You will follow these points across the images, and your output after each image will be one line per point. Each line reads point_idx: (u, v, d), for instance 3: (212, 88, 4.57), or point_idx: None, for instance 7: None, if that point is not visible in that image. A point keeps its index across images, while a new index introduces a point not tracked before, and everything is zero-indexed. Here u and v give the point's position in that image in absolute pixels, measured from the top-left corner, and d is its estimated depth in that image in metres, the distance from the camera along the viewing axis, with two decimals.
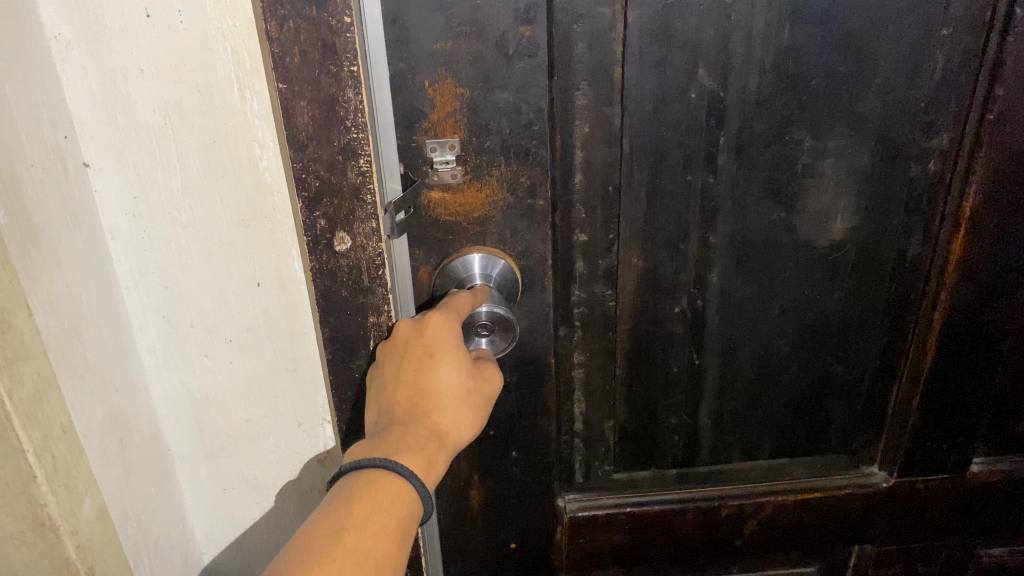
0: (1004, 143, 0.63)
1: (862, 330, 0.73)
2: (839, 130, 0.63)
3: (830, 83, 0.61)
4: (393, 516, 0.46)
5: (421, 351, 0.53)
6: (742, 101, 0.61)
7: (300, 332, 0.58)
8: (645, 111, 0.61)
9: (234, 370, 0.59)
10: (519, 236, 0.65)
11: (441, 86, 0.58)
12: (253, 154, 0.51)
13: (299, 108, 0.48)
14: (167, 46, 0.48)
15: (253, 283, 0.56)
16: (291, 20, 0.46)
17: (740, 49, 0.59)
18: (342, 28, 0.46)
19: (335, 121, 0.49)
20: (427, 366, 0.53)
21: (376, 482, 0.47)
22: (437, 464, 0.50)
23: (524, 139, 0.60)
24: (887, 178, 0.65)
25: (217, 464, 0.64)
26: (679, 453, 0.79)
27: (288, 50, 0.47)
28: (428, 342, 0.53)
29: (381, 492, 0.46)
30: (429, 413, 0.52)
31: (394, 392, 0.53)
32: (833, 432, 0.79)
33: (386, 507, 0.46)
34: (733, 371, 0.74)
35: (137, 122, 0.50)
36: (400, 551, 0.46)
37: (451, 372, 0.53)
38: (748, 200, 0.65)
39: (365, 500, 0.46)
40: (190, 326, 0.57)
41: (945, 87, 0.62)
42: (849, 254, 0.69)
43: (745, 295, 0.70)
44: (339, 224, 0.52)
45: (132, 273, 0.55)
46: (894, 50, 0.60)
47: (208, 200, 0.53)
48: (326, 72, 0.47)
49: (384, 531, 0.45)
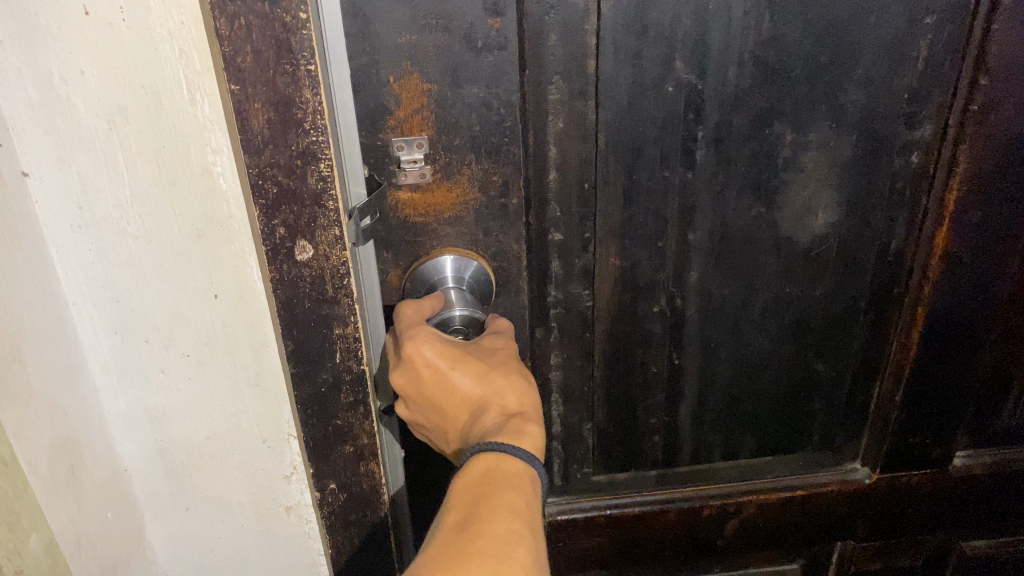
0: (989, 136, 0.61)
1: (845, 326, 0.71)
2: (820, 123, 0.61)
3: (811, 75, 0.59)
4: (496, 481, 0.48)
5: (434, 379, 0.52)
6: (720, 94, 0.59)
7: (263, 344, 0.55)
8: (621, 105, 0.59)
9: (193, 386, 0.57)
10: (492, 236, 0.62)
11: (407, 81, 0.55)
12: (207, 159, 0.48)
13: (254, 110, 0.46)
14: (110, 45, 0.45)
15: (211, 294, 0.53)
16: (242, 16, 0.43)
17: (718, 39, 0.57)
18: (297, 25, 0.44)
19: (293, 124, 0.46)
20: (451, 386, 0.52)
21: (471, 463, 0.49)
22: (530, 426, 0.52)
23: (496, 136, 0.58)
24: (869, 171, 0.63)
25: (179, 483, 0.61)
26: (660, 453, 0.77)
27: (240, 48, 0.44)
28: (433, 369, 0.52)
29: (475, 467, 0.49)
30: (486, 403, 0.53)
31: (450, 410, 0.54)
32: (815, 430, 0.78)
33: (482, 481, 0.48)
34: (714, 370, 0.72)
35: (80, 127, 0.47)
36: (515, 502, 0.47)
37: (470, 369, 0.53)
38: (727, 195, 0.63)
39: (464, 481, 0.48)
40: (145, 341, 0.54)
41: (928, 76, 0.60)
42: (831, 249, 0.67)
43: (726, 293, 0.68)
44: (300, 232, 0.50)
45: (81, 287, 0.52)
46: (877, 39, 0.58)
47: (160, 208, 0.50)
48: (280, 70, 0.45)
49: (486, 491, 0.47)
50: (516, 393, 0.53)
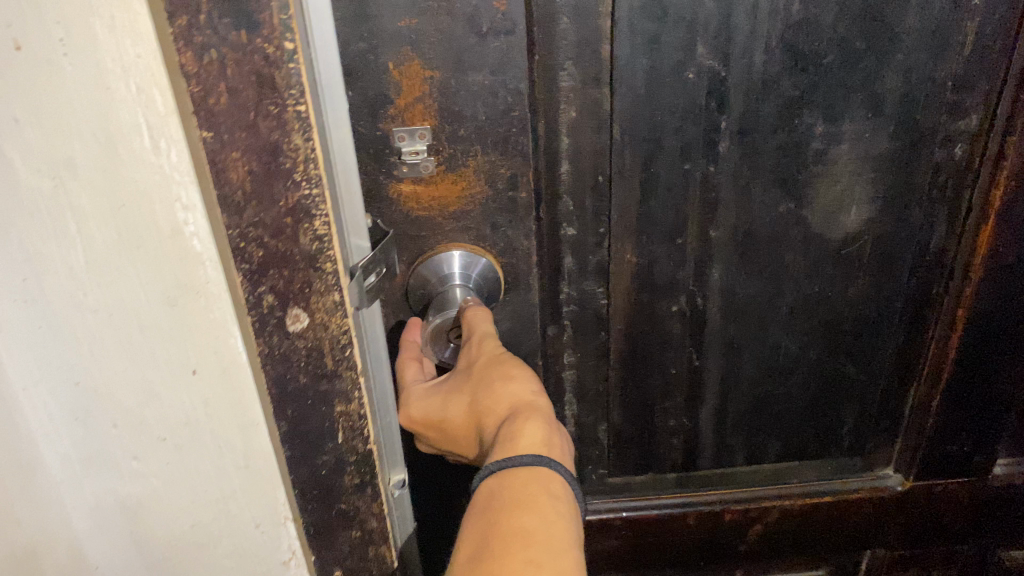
0: None
1: (878, 329, 0.67)
2: (854, 113, 0.56)
3: (846, 60, 0.54)
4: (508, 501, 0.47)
5: (430, 422, 0.57)
6: (746, 82, 0.54)
7: (251, 423, 0.49)
8: (637, 94, 0.54)
9: (172, 470, 0.50)
10: (501, 231, 0.59)
11: (408, 67, 0.52)
12: (178, 220, 0.41)
13: (234, 162, 0.39)
14: (41, 76, 0.37)
15: (188, 370, 0.46)
16: (213, 48, 0.36)
17: (744, 23, 0.52)
18: (281, 58, 0.36)
19: (280, 175, 0.39)
20: (447, 421, 0.56)
21: (485, 491, 0.49)
22: (525, 425, 0.51)
23: (503, 126, 0.55)
24: (908, 165, 0.59)
25: (163, 571, 0.55)
26: (680, 457, 0.73)
27: (212, 88, 0.37)
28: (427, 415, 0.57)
29: (487, 493, 0.49)
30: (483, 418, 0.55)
31: (460, 436, 0.57)
32: (845, 436, 0.73)
33: (494, 504, 0.48)
34: (737, 372, 0.68)
35: (17, 188, 0.40)
36: (530, 526, 0.46)
37: (459, 399, 0.56)
38: (753, 191, 0.59)
39: (478, 510, 0.48)
40: (111, 425, 0.48)
41: (975, 62, 0.55)
42: (865, 247, 0.62)
43: (750, 293, 0.64)
44: (292, 300, 0.43)
45: (31, 371, 0.45)
46: (919, 22, 0.53)
47: (125, 276, 0.43)
48: (262, 113, 0.37)
49: (501, 516, 0.46)
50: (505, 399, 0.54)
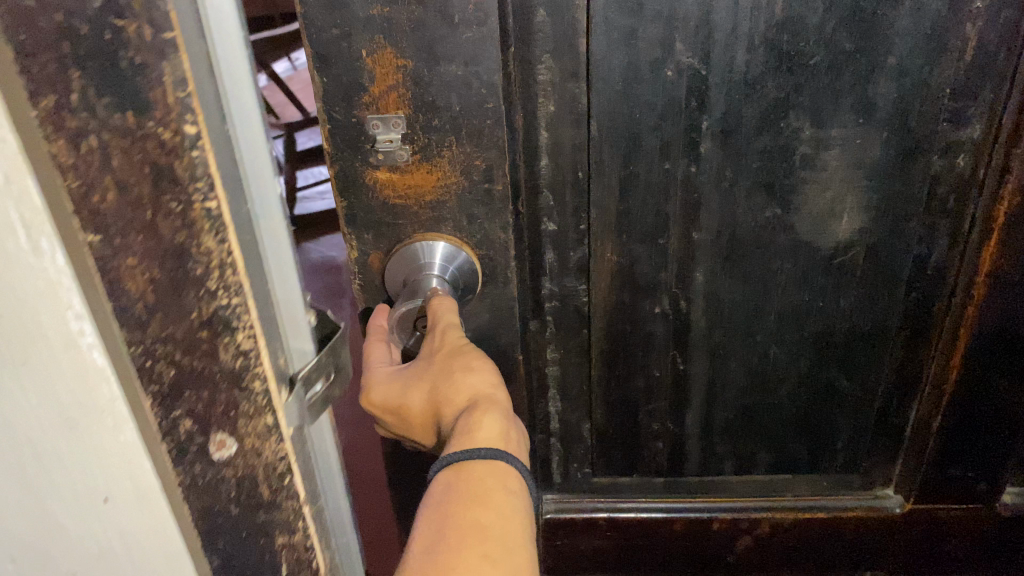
0: None
1: (873, 345, 0.64)
2: (844, 118, 0.54)
3: (833, 63, 0.52)
4: (475, 497, 0.47)
5: (391, 409, 0.57)
6: (727, 82, 0.53)
7: None
8: (614, 90, 0.53)
9: None
10: (477, 224, 0.58)
11: (381, 56, 0.52)
12: None
13: (128, 287, 0.26)
14: None
15: None
16: (102, 130, 0.25)
17: (725, 20, 0.50)
18: (181, 145, 0.27)
19: (192, 284, 0.29)
20: (406, 409, 0.56)
21: (453, 480, 0.48)
22: (481, 416, 0.51)
23: (478, 118, 0.54)
24: (903, 174, 0.56)
25: None
26: (666, 461, 0.72)
27: (98, 182, 0.24)
28: (387, 402, 0.57)
29: (457, 488, 0.47)
30: (443, 408, 0.54)
31: (421, 423, 0.57)
32: (838, 451, 0.71)
33: (462, 495, 0.47)
34: (723, 379, 0.66)
35: None
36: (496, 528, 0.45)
37: (420, 387, 0.56)
38: (737, 194, 0.57)
39: (445, 497, 0.47)
40: None
41: (976, 68, 0.52)
42: (858, 258, 0.60)
43: (736, 298, 0.62)
44: None
45: None
46: (912, 25, 0.50)
47: None
48: (162, 208, 0.27)
49: (470, 511, 0.46)
50: (463, 391, 0.54)
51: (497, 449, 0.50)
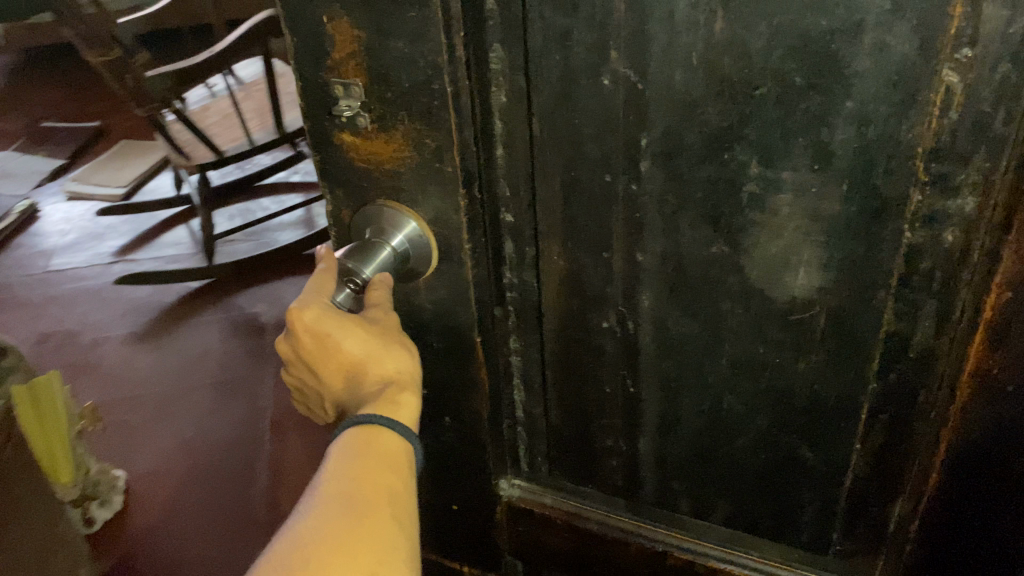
0: None
1: (840, 418, 0.57)
2: (797, 161, 0.47)
3: (783, 97, 0.45)
4: (387, 462, 0.51)
5: (314, 339, 0.55)
6: (666, 101, 0.48)
7: None
8: (554, 90, 0.51)
9: None
10: (431, 202, 0.58)
11: (339, 24, 0.53)
12: None
13: None
14: None
15: None
16: None
17: (661, 33, 0.46)
18: None
19: None
20: (328, 346, 0.55)
21: (373, 440, 0.51)
22: (404, 398, 0.56)
23: (425, 97, 0.53)
24: (868, 237, 0.48)
25: None
26: (621, 480, 0.70)
27: None
28: (314, 330, 0.54)
29: (380, 447, 0.51)
30: (365, 366, 0.57)
31: (326, 363, 0.56)
32: (804, 524, 0.64)
33: (380, 457, 0.51)
34: (675, 414, 0.62)
35: None
36: (401, 495, 0.50)
37: (358, 338, 0.56)
38: (680, 222, 0.53)
39: (370, 457, 0.50)
40: None
41: (963, 129, 0.43)
42: (818, 320, 0.53)
43: (685, 333, 0.57)
44: None
45: None
46: (875, 67, 0.43)
47: None
48: None
49: (388, 479, 0.50)
50: (392, 361, 0.58)
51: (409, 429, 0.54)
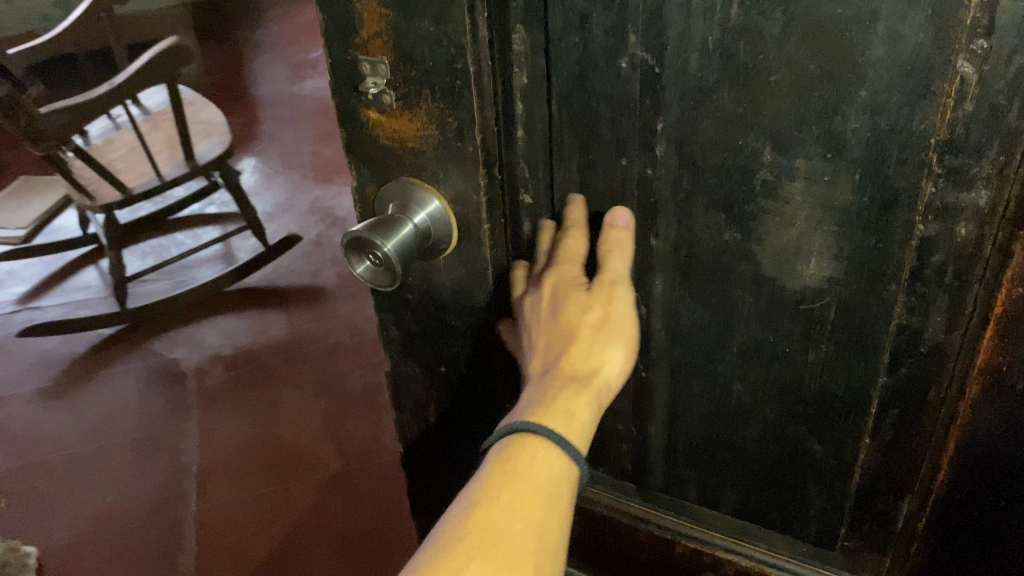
0: None
1: (849, 412, 0.56)
2: (810, 149, 0.47)
3: (796, 84, 0.46)
4: (534, 470, 0.48)
5: (554, 317, 0.55)
6: (681, 86, 0.49)
7: None
8: (572, 73, 0.52)
9: None
10: (451, 180, 0.60)
11: (368, 3, 0.55)
12: None
13: None
14: None
15: None
16: None
17: (677, 18, 0.46)
18: None
19: None
20: (558, 324, 0.54)
21: (522, 447, 0.49)
22: (573, 408, 0.50)
23: (448, 77, 0.54)
24: (879, 228, 0.48)
25: None
26: (631, 466, 0.70)
27: None
28: (603, 317, 0.54)
29: (519, 456, 0.48)
30: (570, 345, 0.53)
31: (556, 352, 0.54)
32: (811, 518, 0.64)
33: (526, 476, 0.47)
34: (685, 401, 0.63)
35: None
36: (549, 491, 0.47)
37: (569, 321, 0.54)
38: (693, 208, 0.53)
39: (508, 479, 0.47)
40: None
41: (977, 121, 0.43)
42: (828, 311, 0.53)
43: (696, 319, 0.58)
44: None
45: None
46: (889, 56, 0.43)
47: None
48: None
49: (505, 485, 0.47)
50: (557, 346, 0.54)
51: (579, 453, 0.50)
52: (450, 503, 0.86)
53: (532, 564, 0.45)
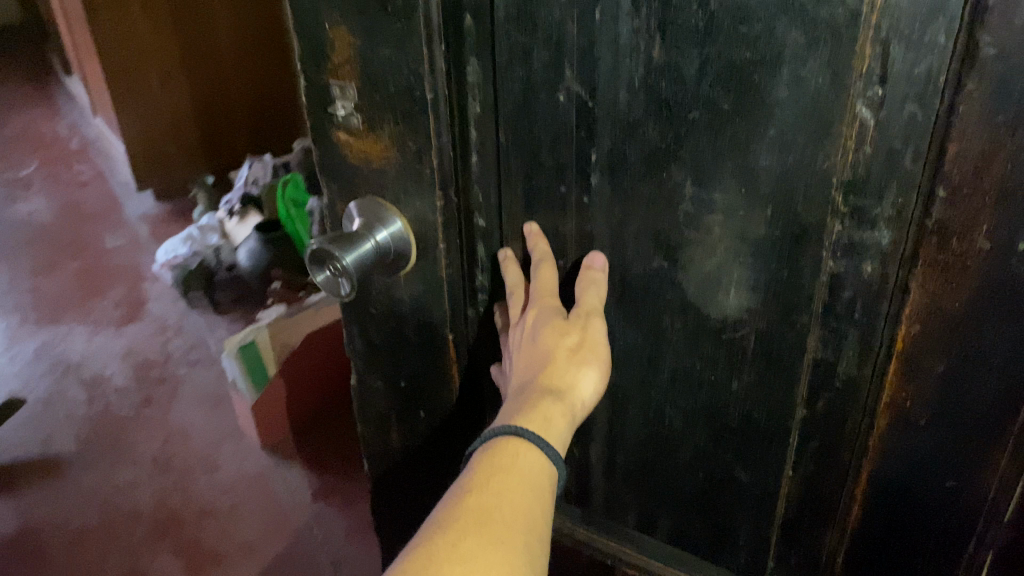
0: (961, 267, 0.45)
1: (772, 442, 0.58)
2: (727, 184, 0.50)
3: (713, 121, 0.49)
4: (518, 463, 0.51)
5: (533, 331, 0.58)
6: (612, 118, 0.52)
7: None
8: (517, 102, 0.56)
9: None
10: (410, 199, 0.63)
11: (339, 31, 0.59)
12: None
13: None
14: None
15: None
16: None
17: (608, 56, 0.50)
18: None
19: None
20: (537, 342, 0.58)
21: (503, 445, 0.52)
22: (549, 415, 0.54)
23: (407, 102, 0.59)
24: (791, 262, 0.51)
25: None
26: (574, 488, 0.72)
27: None
28: (580, 341, 0.57)
29: (504, 451, 0.52)
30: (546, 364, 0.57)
31: (533, 365, 0.57)
32: (741, 548, 0.66)
33: (511, 466, 0.51)
34: (622, 425, 0.65)
35: None
36: (533, 484, 0.51)
37: (550, 340, 0.57)
38: (626, 236, 0.56)
39: (496, 468, 0.51)
40: None
41: (876, 163, 0.45)
42: (748, 340, 0.55)
43: (630, 343, 0.60)
44: None
45: None
46: (794, 98, 0.46)
47: None
48: None
49: (493, 473, 0.50)
50: (536, 361, 0.57)
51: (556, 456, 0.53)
52: (407, 522, 0.87)
53: (522, 540, 0.48)
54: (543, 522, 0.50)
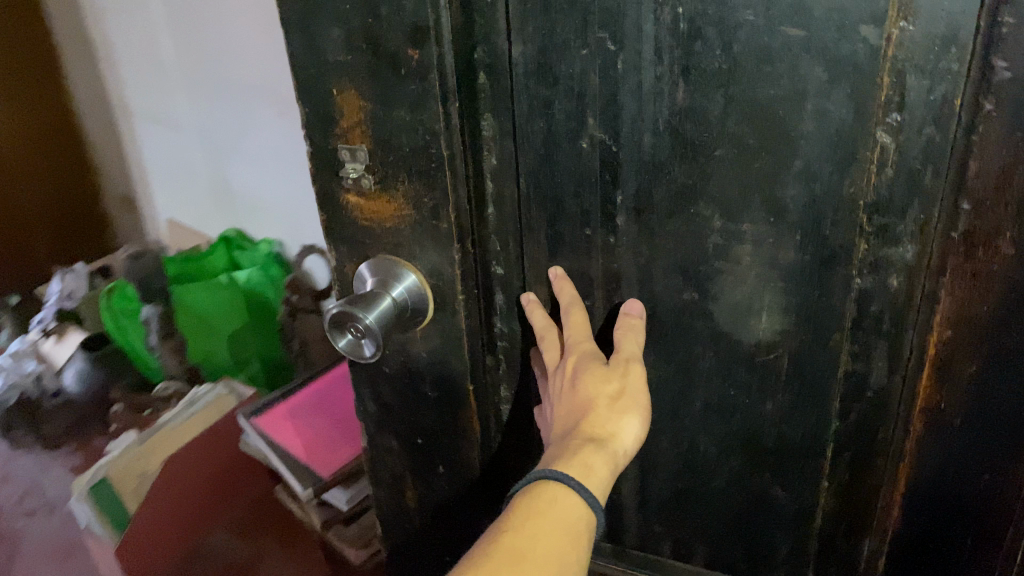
0: (985, 274, 0.49)
1: (807, 458, 0.61)
2: (755, 215, 0.53)
3: (739, 157, 0.51)
4: (553, 508, 0.53)
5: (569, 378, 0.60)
6: (637, 161, 0.54)
7: None
8: (538, 153, 0.57)
9: None
10: (427, 255, 0.64)
11: (348, 96, 0.60)
12: None
13: None
14: None
15: None
16: None
17: (631, 102, 0.52)
18: None
19: None
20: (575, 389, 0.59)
21: (541, 490, 0.54)
22: (590, 461, 0.55)
23: (424, 160, 0.59)
24: (820, 283, 0.53)
25: None
26: (605, 525, 0.73)
27: None
28: (619, 387, 0.58)
29: (540, 495, 0.53)
30: (588, 412, 0.58)
31: (574, 412, 0.58)
32: (778, 564, 0.67)
33: (546, 511, 0.52)
34: (655, 457, 0.66)
35: None
36: (567, 530, 0.52)
37: (589, 387, 0.58)
38: (654, 273, 0.58)
39: (531, 513, 0.52)
40: None
41: (899, 184, 0.49)
42: (781, 361, 0.57)
43: (661, 376, 0.62)
44: None
45: None
46: (818, 130, 0.49)
47: None
48: None
49: (529, 517, 0.52)
50: (576, 409, 0.58)
51: (595, 502, 0.54)
52: None
53: None
54: (577, 568, 0.51)
